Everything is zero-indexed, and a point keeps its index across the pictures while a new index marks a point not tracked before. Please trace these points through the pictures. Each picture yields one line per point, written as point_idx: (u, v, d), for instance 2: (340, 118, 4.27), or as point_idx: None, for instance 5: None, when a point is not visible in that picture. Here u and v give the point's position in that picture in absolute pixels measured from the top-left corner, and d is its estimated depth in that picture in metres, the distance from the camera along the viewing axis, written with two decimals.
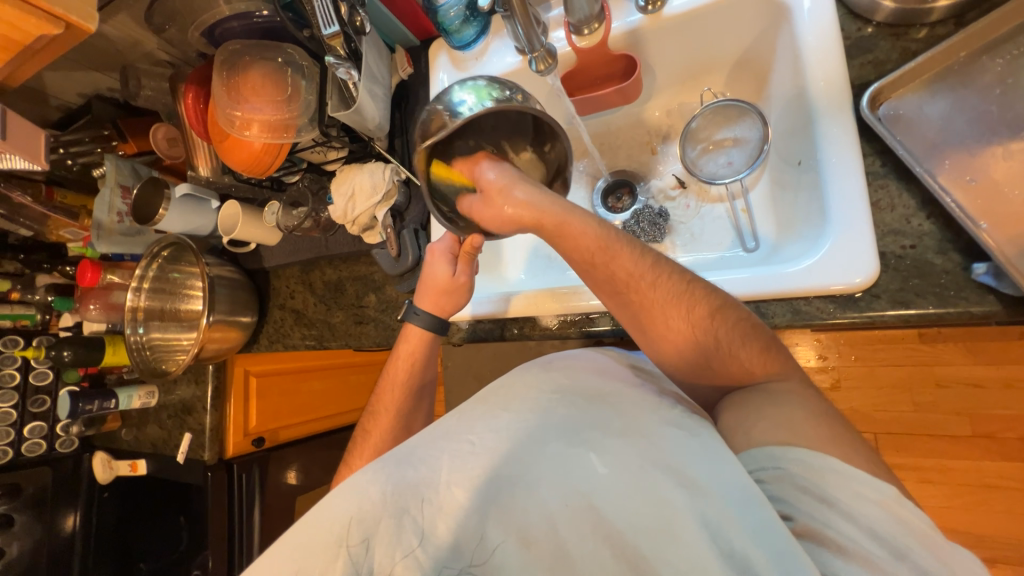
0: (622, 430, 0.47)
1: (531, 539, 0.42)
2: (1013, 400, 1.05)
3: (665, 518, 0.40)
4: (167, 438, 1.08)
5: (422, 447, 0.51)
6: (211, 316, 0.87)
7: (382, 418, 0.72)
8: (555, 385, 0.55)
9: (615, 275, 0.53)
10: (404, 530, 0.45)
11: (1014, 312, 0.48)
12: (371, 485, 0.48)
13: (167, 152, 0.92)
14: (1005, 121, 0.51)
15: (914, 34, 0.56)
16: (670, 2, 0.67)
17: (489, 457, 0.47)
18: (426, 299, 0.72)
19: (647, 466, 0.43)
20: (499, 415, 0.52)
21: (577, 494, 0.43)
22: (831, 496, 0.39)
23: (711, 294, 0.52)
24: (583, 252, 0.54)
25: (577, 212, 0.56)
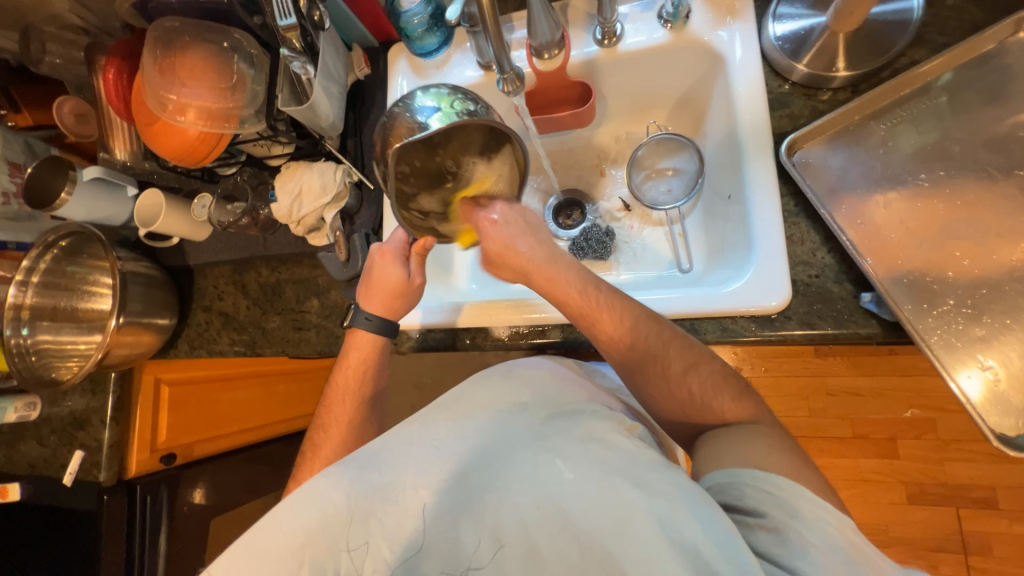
0: (585, 436, 0.50)
1: (503, 541, 0.45)
2: (883, 406, 1.25)
3: (624, 518, 0.42)
4: (50, 456, 0.93)
5: (385, 450, 0.53)
6: (121, 317, 0.77)
7: (333, 431, 0.68)
8: (518, 392, 0.58)
9: (599, 335, 0.59)
10: (373, 532, 0.48)
11: (890, 334, 0.58)
12: (333, 489, 0.49)
13: (72, 129, 0.81)
14: (887, 176, 0.61)
15: (821, 96, 0.66)
16: (624, 39, 0.72)
17: (456, 462, 0.50)
18: (377, 300, 0.69)
19: (608, 469, 0.46)
20: (462, 421, 0.54)
21: (547, 498, 0.46)
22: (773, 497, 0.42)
23: (687, 350, 0.57)
24: (574, 310, 0.60)
25: (565, 269, 0.62)
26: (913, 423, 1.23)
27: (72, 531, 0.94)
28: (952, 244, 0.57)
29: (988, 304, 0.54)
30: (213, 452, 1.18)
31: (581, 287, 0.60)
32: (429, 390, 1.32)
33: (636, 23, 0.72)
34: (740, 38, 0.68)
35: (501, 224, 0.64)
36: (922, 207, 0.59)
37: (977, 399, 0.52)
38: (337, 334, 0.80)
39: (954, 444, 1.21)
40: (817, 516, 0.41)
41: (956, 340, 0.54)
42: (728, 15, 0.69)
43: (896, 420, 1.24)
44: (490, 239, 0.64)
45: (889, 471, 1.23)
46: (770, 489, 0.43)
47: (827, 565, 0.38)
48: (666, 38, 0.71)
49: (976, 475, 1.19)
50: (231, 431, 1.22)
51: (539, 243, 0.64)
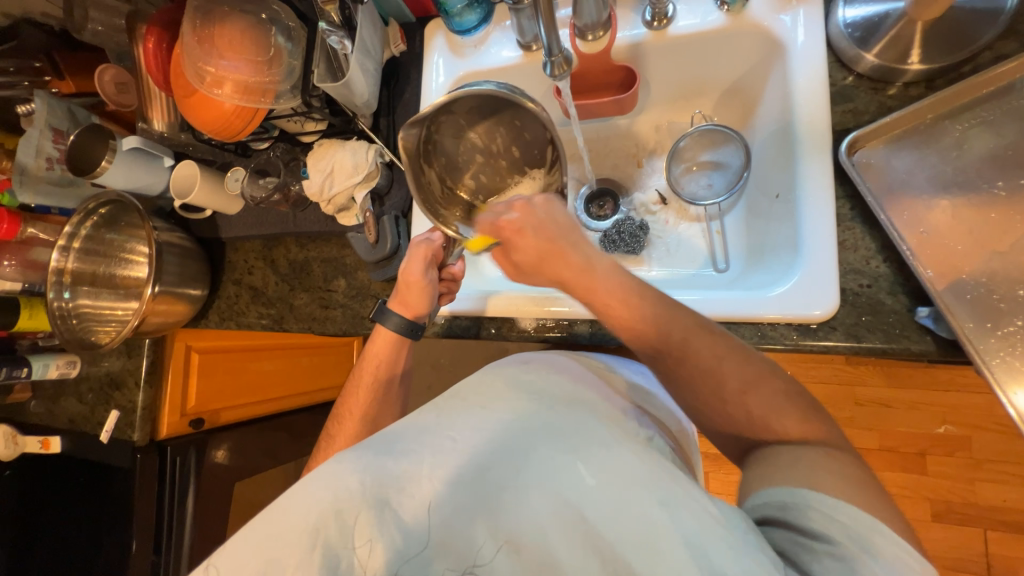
0: (606, 439, 0.49)
1: (520, 542, 0.45)
2: (914, 420, 1.19)
3: (649, 534, 0.41)
4: (89, 414, 0.97)
5: (401, 439, 0.52)
6: (157, 286, 0.79)
7: (349, 422, 0.69)
8: (532, 387, 0.56)
9: (641, 348, 0.55)
10: (386, 523, 0.47)
11: (945, 352, 0.54)
12: (350, 475, 0.48)
13: (114, 98, 0.83)
14: (958, 182, 0.56)
15: (889, 91, 0.61)
16: (675, 22, 0.68)
17: (473, 458, 0.49)
18: (401, 298, 0.69)
19: (633, 479, 0.45)
20: (478, 413, 0.53)
21: (567, 503, 0.45)
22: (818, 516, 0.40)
23: (745, 365, 0.51)
24: (613, 317, 0.55)
25: (603, 277, 0.55)
26: (946, 440, 1.18)
27: (108, 484, 0.99)
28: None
29: None
30: (239, 419, 1.22)
31: (625, 295, 0.54)
32: (446, 372, 1.33)
33: (689, 4, 0.68)
34: (803, 24, 0.63)
35: (530, 235, 0.56)
36: (995, 218, 0.54)
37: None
38: (362, 315, 0.80)
39: (988, 464, 1.16)
40: (876, 549, 0.37)
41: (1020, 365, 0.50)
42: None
43: (927, 435, 1.19)
44: (521, 250, 0.57)
45: (916, 487, 1.19)
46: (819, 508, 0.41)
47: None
48: (722, 21, 0.66)
49: (1009, 498, 1.14)
50: (255, 400, 1.26)
51: (578, 248, 0.56)
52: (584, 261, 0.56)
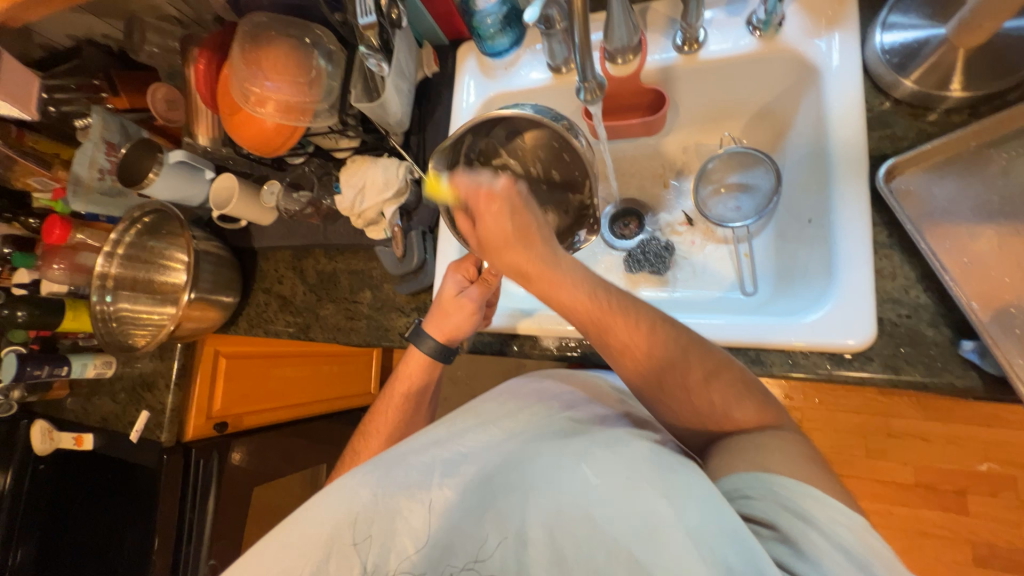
0: (608, 443, 0.49)
1: (529, 540, 0.43)
2: (954, 456, 1.13)
3: (652, 527, 0.39)
4: (121, 413, 1.01)
5: (412, 452, 0.53)
6: (193, 292, 0.82)
7: (374, 442, 0.70)
8: (546, 410, 0.58)
9: (611, 344, 0.52)
10: (398, 530, 0.47)
11: (992, 389, 0.51)
12: (362, 484, 0.50)
13: (163, 114, 0.87)
14: (1004, 211, 0.54)
15: (929, 117, 0.60)
16: (706, 46, 0.69)
17: (482, 467, 0.50)
18: (437, 322, 0.69)
19: (635, 475, 0.44)
20: (490, 433, 0.55)
21: (573, 504, 0.43)
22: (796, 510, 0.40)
23: (708, 357, 0.51)
24: (580, 314, 0.51)
25: (569, 272, 0.51)
26: (988, 479, 1.11)
27: (134, 483, 1.02)
28: None
29: None
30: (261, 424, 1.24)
31: (589, 286, 0.51)
32: (463, 385, 1.33)
33: (721, 29, 0.68)
34: (839, 49, 0.62)
35: (502, 212, 0.51)
36: None
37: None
38: (387, 328, 0.81)
39: None
40: None
41: None
42: (826, 24, 0.64)
43: (969, 473, 1.12)
44: (488, 226, 0.52)
45: (956, 528, 1.12)
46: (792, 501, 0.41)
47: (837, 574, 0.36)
48: (754, 46, 0.66)
49: None
50: (277, 406, 1.28)
51: (546, 244, 0.52)
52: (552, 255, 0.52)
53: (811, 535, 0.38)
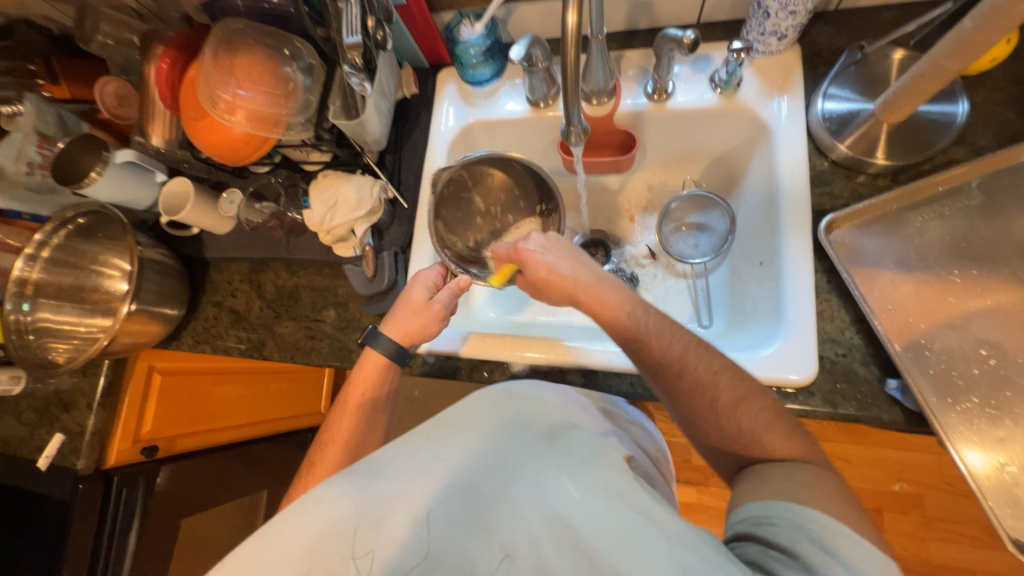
0: (584, 458, 0.52)
1: (516, 554, 0.44)
2: (871, 476, 1.25)
3: (637, 542, 0.42)
4: (28, 436, 0.88)
5: (392, 459, 0.51)
6: (134, 304, 0.75)
7: (331, 449, 0.67)
8: (515, 414, 0.57)
9: (646, 359, 0.57)
10: (382, 539, 0.44)
11: (912, 423, 0.58)
12: (342, 497, 0.46)
13: (111, 109, 0.81)
14: (920, 266, 0.62)
15: (859, 179, 0.68)
16: (674, 97, 0.74)
17: (464, 476, 0.49)
18: (395, 323, 0.68)
19: (615, 490, 0.47)
20: (465, 436, 0.53)
21: (556, 516, 0.46)
22: (825, 545, 0.42)
23: (738, 382, 0.55)
24: (619, 332, 0.59)
25: (613, 295, 0.60)
26: (900, 497, 1.23)
27: (36, 519, 0.88)
28: (979, 342, 0.58)
29: (1011, 406, 0.55)
30: (199, 446, 1.14)
31: (629, 308, 0.59)
32: (420, 407, 1.30)
33: (687, 83, 0.74)
34: (789, 113, 0.70)
35: (545, 258, 0.62)
36: (953, 302, 0.60)
37: (981, 474, 0.54)
38: (350, 348, 0.79)
39: (939, 523, 1.21)
40: None
41: (975, 436, 0.55)
42: (777, 89, 0.71)
43: (884, 492, 1.24)
44: (534, 270, 0.62)
45: None
46: (815, 526, 0.43)
47: None
48: (716, 101, 0.73)
49: (957, 557, 1.19)
50: (218, 427, 1.18)
51: (580, 266, 0.62)
52: (591, 275, 0.62)
53: (833, 570, 0.41)
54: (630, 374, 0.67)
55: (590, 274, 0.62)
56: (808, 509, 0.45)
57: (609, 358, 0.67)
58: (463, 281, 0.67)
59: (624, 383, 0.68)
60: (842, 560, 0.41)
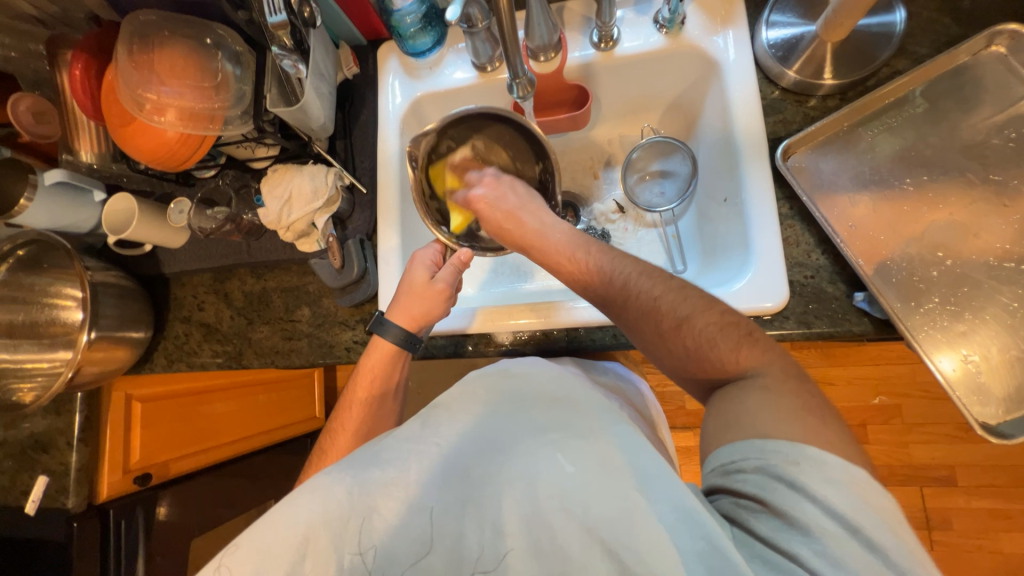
0: (584, 431, 0.50)
1: (505, 531, 0.45)
2: (853, 394, 1.31)
3: (626, 513, 0.42)
4: (10, 484, 0.85)
5: (386, 447, 0.52)
6: (94, 331, 0.71)
7: (342, 438, 0.67)
8: (513, 390, 0.58)
9: (590, 296, 0.59)
10: (373, 526, 0.46)
11: (881, 331, 0.61)
12: (335, 486, 0.47)
13: (31, 128, 0.75)
14: (875, 180, 0.64)
15: (810, 103, 0.68)
16: (621, 43, 0.73)
17: (457, 456, 0.51)
18: (401, 309, 0.67)
19: (609, 463, 0.46)
20: (461, 419, 0.54)
21: (546, 489, 0.46)
22: (791, 480, 0.39)
23: (680, 303, 0.52)
24: (561, 269, 0.63)
25: (555, 233, 0.64)
26: (881, 409, 1.30)
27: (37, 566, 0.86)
28: (936, 245, 0.60)
29: (969, 302, 0.58)
30: (201, 467, 1.13)
31: (571, 251, 0.62)
32: (415, 395, 1.29)
33: (632, 27, 0.73)
34: (734, 45, 0.69)
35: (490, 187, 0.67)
36: (908, 211, 0.62)
37: (953, 375, 0.56)
38: (332, 344, 0.77)
39: (918, 427, 1.28)
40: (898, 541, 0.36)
41: (940, 335, 0.57)
42: (721, 22, 0.70)
43: (866, 406, 1.31)
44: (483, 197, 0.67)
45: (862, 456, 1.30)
46: (777, 461, 0.39)
47: (832, 542, 0.36)
48: (662, 42, 0.72)
49: (938, 455, 1.27)
50: (210, 447, 1.15)
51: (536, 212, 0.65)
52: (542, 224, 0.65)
53: (803, 510, 0.37)
54: (612, 326, 0.67)
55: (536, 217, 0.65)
56: (769, 443, 0.41)
57: (590, 313, 0.67)
58: (463, 254, 0.66)
59: (607, 335, 0.68)
60: (805, 490, 0.38)
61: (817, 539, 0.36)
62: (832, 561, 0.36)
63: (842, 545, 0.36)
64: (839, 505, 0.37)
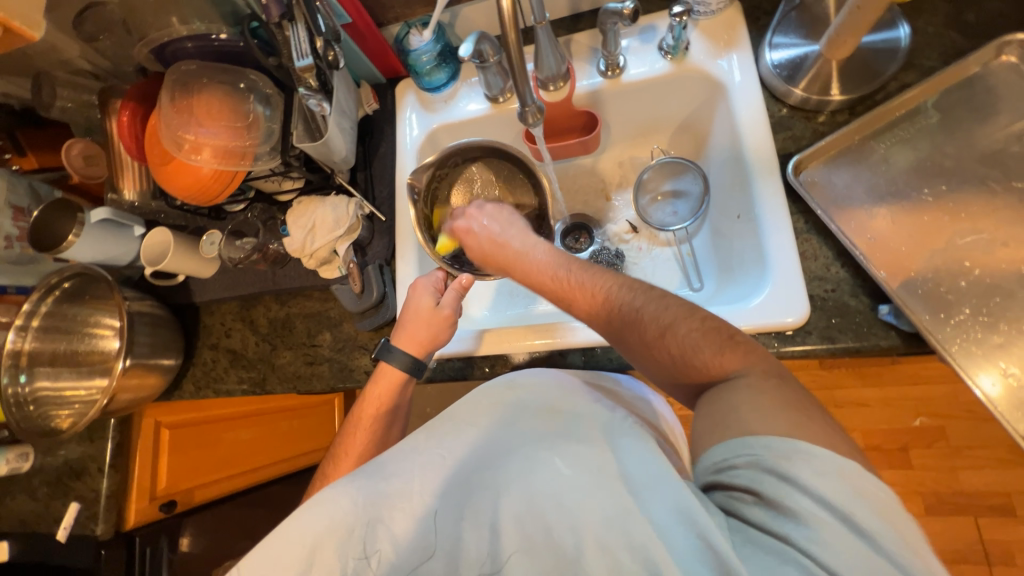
0: (581, 436, 0.52)
1: (501, 531, 0.47)
2: (890, 416, 1.24)
3: (620, 513, 0.43)
4: (43, 510, 0.87)
5: (392, 458, 0.53)
6: (128, 359, 0.74)
7: (344, 464, 0.67)
8: (517, 400, 0.58)
9: (579, 312, 0.58)
10: (379, 536, 0.48)
11: (910, 345, 0.59)
12: (343, 497, 0.48)
13: (81, 170, 0.82)
14: (891, 191, 0.63)
15: (819, 118, 0.69)
16: (627, 70, 0.76)
17: (460, 465, 0.52)
18: (408, 335, 0.69)
19: (606, 468, 0.47)
20: (465, 430, 0.55)
21: (547, 494, 0.47)
22: (780, 471, 0.36)
23: (662, 311, 0.51)
24: (546, 288, 0.62)
25: (535, 252, 0.64)
26: (922, 432, 1.23)
27: None
28: (961, 255, 0.58)
29: (1003, 312, 0.56)
30: (220, 494, 1.15)
31: (553, 270, 0.61)
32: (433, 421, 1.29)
33: (637, 55, 0.76)
34: (738, 67, 0.71)
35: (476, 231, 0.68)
36: (929, 220, 0.61)
37: (995, 392, 0.53)
38: (351, 367, 0.79)
39: (965, 451, 1.20)
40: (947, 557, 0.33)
41: (974, 347, 0.55)
42: (724, 47, 0.72)
43: (906, 429, 1.23)
44: (472, 244, 0.69)
45: (906, 483, 1.22)
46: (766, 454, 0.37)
47: (831, 538, 0.33)
48: (667, 67, 0.74)
49: (991, 482, 1.18)
50: (232, 473, 1.17)
51: (522, 234, 0.67)
52: (523, 246, 0.65)
53: (794, 500, 0.35)
54: None
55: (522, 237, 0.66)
56: (758, 438, 0.38)
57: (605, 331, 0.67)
58: (465, 279, 0.68)
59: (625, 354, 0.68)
60: (794, 481, 0.35)
61: (818, 534, 0.33)
62: (826, 548, 0.33)
63: (843, 541, 0.33)
64: (830, 497, 0.34)
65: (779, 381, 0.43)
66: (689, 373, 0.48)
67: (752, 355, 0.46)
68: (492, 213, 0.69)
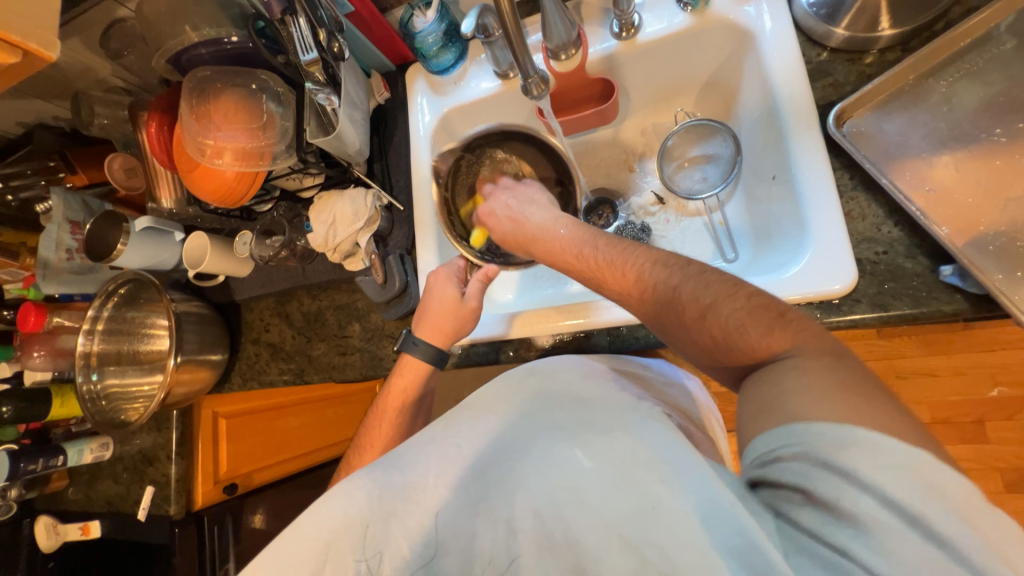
0: (606, 426, 0.49)
1: (517, 528, 0.45)
2: (962, 387, 1.13)
3: (647, 506, 0.40)
4: (125, 493, 0.97)
5: (409, 452, 0.55)
6: (179, 356, 0.80)
7: (369, 453, 0.69)
8: (539, 390, 0.58)
9: (610, 291, 0.56)
10: (394, 532, 0.49)
11: (980, 308, 0.52)
12: (357, 491, 0.51)
13: (123, 183, 0.87)
14: (954, 136, 0.55)
15: (866, 60, 0.61)
16: (643, 29, 0.70)
17: (476, 456, 0.52)
18: (433, 327, 0.69)
19: (631, 458, 0.44)
20: (485, 418, 0.56)
21: (564, 487, 0.45)
22: (840, 467, 0.33)
23: (703, 288, 0.47)
24: (581, 267, 0.58)
25: (558, 229, 0.62)
26: (1001, 403, 1.11)
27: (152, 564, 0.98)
28: None
29: None
30: (275, 477, 1.23)
31: (578, 247, 0.59)
32: None
33: (653, 11, 0.70)
34: (768, 11, 0.64)
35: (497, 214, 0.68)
36: (1001, 166, 0.53)
37: None
38: (380, 356, 0.81)
39: None
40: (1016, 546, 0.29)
41: None
42: None
43: (981, 400, 1.12)
44: (496, 227, 0.68)
45: (981, 458, 1.12)
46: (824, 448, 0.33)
47: (902, 548, 0.30)
48: (687, 21, 0.68)
49: None
50: (285, 458, 1.25)
51: (544, 209, 0.65)
52: (542, 223, 0.64)
53: (853, 501, 0.32)
54: None
55: (546, 216, 0.64)
56: (807, 428, 0.35)
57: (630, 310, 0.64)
58: (491, 270, 0.68)
59: (651, 332, 0.65)
60: (854, 478, 0.32)
61: (886, 542, 0.30)
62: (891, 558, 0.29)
63: (915, 551, 0.29)
64: (896, 496, 0.31)
65: (816, 359, 0.39)
66: (732, 356, 0.44)
67: (796, 334, 0.41)
68: (512, 192, 0.69)
